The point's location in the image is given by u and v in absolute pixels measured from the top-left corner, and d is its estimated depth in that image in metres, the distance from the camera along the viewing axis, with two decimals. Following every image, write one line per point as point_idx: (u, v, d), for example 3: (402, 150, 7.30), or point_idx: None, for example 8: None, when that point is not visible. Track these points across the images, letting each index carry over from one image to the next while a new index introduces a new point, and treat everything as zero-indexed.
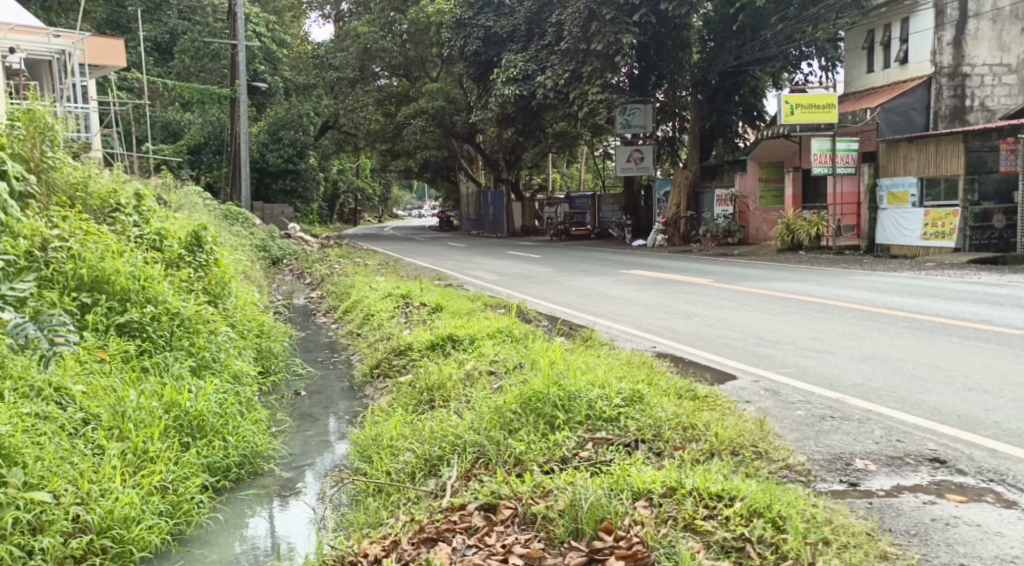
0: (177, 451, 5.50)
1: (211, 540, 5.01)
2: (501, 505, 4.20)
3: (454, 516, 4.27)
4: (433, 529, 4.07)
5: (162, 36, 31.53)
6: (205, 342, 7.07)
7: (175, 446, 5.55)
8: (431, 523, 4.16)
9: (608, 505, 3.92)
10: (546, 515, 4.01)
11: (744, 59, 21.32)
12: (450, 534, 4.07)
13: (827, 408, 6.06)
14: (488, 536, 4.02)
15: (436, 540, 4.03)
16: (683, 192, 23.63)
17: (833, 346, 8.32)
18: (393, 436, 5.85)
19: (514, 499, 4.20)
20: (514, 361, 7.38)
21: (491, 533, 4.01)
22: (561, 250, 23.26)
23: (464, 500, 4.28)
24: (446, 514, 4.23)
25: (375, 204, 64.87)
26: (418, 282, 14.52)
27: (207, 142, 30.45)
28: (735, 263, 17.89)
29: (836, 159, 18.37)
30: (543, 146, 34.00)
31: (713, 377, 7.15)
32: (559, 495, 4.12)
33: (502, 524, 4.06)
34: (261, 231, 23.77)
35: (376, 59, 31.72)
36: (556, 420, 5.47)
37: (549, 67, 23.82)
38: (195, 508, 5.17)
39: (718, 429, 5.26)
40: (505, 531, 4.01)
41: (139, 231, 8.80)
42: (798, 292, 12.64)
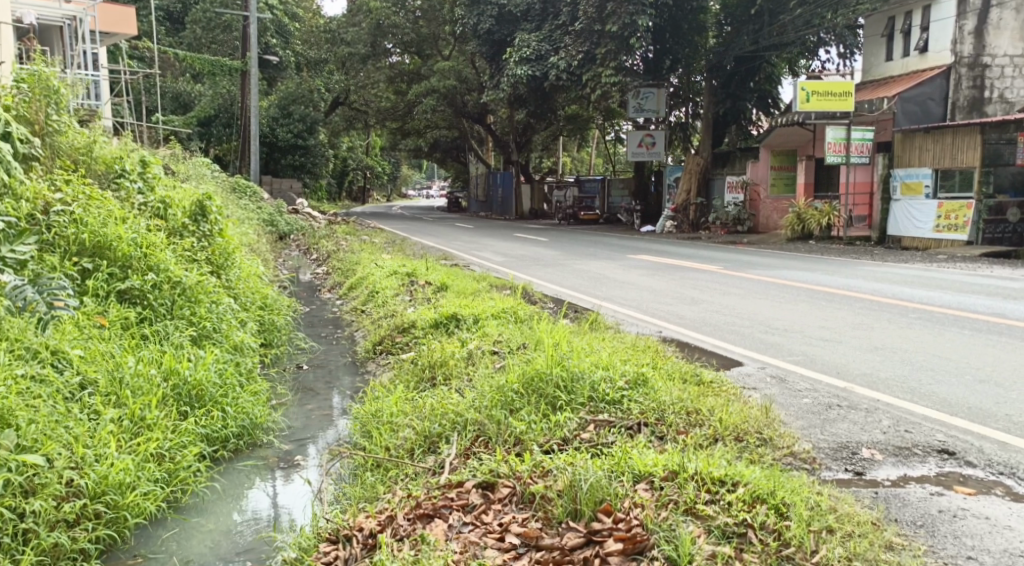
0: (175, 419, 5.48)
1: (208, 509, 5.00)
2: (499, 483, 4.14)
3: (451, 493, 4.21)
4: (428, 505, 4.03)
5: (173, 6, 31.85)
6: (207, 312, 7.03)
7: (176, 416, 5.52)
8: (428, 499, 4.10)
9: (607, 486, 3.86)
10: (543, 493, 3.94)
11: (760, 45, 21.11)
12: (447, 511, 4.02)
13: (833, 397, 5.99)
14: (484, 514, 3.98)
15: (432, 517, 3.97)
16: (693, 178, 23.68)
17: (841, 335, 8.25)
18: (391, 415, 5.84)
19: (513, 477, 4.14)
20: (517, 342, 7.33)
21: (489, 511, 3.97)
22: (570, 234, 23.20)
23: (461, 477, 4.23)
24: (444, 490, 4.17)
25: (385, 183, 64.80)
26: (424, 261, 14.47)
27: (216, 116, 30.41)
28: (744, 251, 17.78)
29: (850, 148, 18.23)
30: (554, 128, 33.83)
31: (719, 363, 7.10)
32: (559, 474, 4.06)
33: (499, 502, 4.01)
34: (268, 205, 23.77)
35: (388, 35, 31.63)
36: (557, 401, 5.43)
37: (563, 47, 23.65)
38: (191, 477, 5.15)
39: (722, 415, 5.20)
40: (503, 510, 3.95)
41: (143, 198, 8.70)
42: (806, 281, 12.55)
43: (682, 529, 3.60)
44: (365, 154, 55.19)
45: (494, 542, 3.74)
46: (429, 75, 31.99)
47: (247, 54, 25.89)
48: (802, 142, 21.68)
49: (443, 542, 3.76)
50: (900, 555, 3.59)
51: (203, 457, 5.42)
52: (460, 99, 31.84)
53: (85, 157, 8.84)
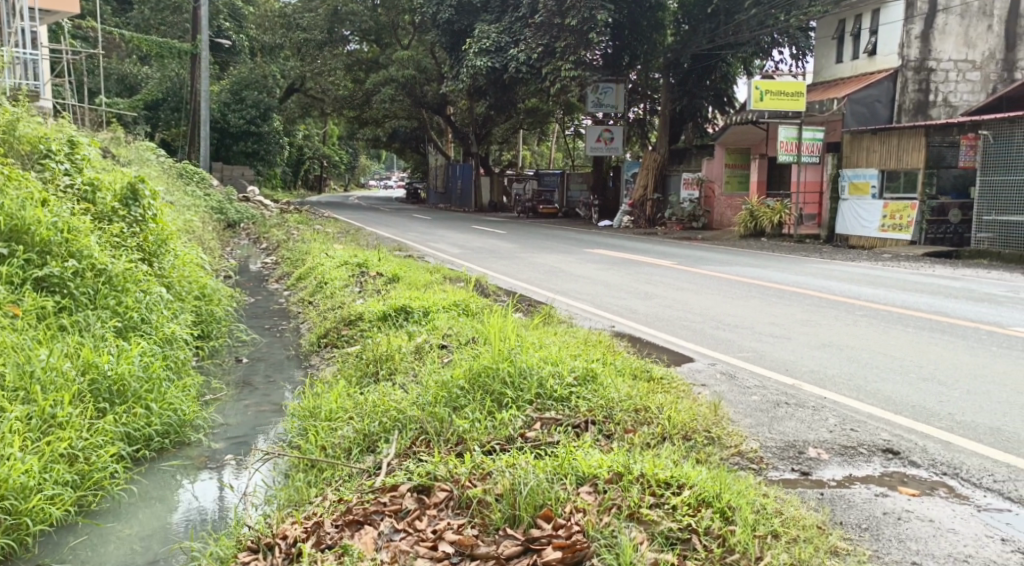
0: (90, 417, 5.33)
1: (126, 512, 4.84)
2: (436, 487, 3.95)
3: (385, 497, 4.02)
4: (357, 511, 3.83)
5: None
6: (134, 303, 6.85)
7: (90, 416, 5.35)
8: (360, 505, 3.90)
9: (544, 489, 3.70)
10: (481, 498, 3.76)
11: (717, 44, 21.09)
12: (378, 517, 3.82)
13: (782, 394, 5.94)
14: (418, 520, 3.78)
15: (362, 523, 3.77)
16: (650, 174, 23.61)
17: (791, 332, 8.24)
18: (330, 413, 5.66)
19: (450, 481, 3.95)
20: (467, 336, 7.08)
21: (423, 517, 3.77)
22: (526, 227, 23.10)
23: (396, 480, 4.04)
24: (377, 495, 3.97)
25: (342, 173, 64.15)
26: (377, 252, 14.24)
27: (164, 100, 29.79)
28: (697, 246, 17.84)
29: (801, 148, 18.33)
30: (513, 121, 33.66)
31: (667, 358, 7.03)
32: (498, 477, 3.88)
33: (435, 507, 3.82)
34: (217, 192, 23.34)
35: (345, 22, 31.26)
36: (503, 398, 5.25)
37: (523, 40, 23.48)
38: (106, 478, 5.00)
39: (671, 412, 5.11)
40: (438, 515, 3.77)
41: (70, 180, 8.34)
42: (759, 277, 12.57)
43: (624, 535, 3.44)
44: (322, 142, 54.61)
45: (426, 551, 3.55)
46: (386, 64, 31.66)
47: (197, 37, 25.46)
48: (756, 141, 21.80)
49: (373, 552, 3.57)
50: (845, 560, 3.46)
51: (120, 458, 5.28)
52: (419, 89, 31.38)
53: (7, 135, 8.48)
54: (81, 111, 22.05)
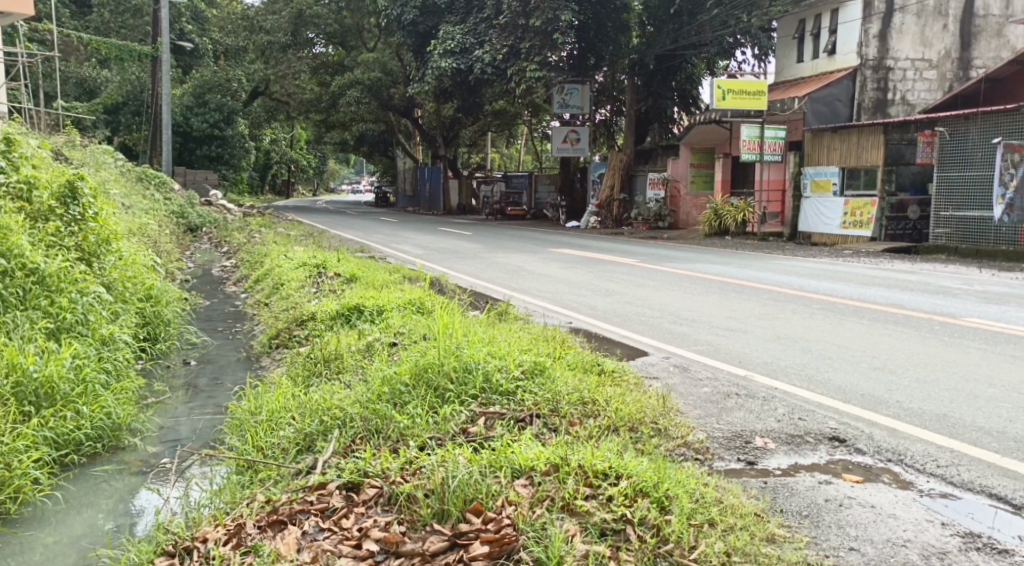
0: (12, 421, 5.33)
1: (46, 522, 4.79)
2: (366, 484, 3.85)
3: (314, 496, 3.92)
4: (280, 511, 3.73)
5: None
6: (69, 302, 6.89)
7: (11, 419, 5.37)
8: (286, 504, 3.81)
9: (475, 482, 3.61)
10: (411, 494, 3.64)
11: (680, 44, 21.09)
12: (304, 516, 3.72)
13: (733, 385, 5.89)
14: (345, 518, 3.66)
15: (286, 524, 3.67)
16: (616, 174, 23.67)
17: (747, 326, 8.21)
18: (272, 415, 5.59)
19: (380, 478, 3.86)
20: (419, 333, 6.90)
21: (351, 514, 3.66)
22: (493, 228, 23.01)
23: (325, 478, 3.93)
24: (303, 494, 3.87)
25: (310, 178, 63.73)
26: (337, 254, 14.07)
27: (126, 104, 29.40)
28: (662, 245, 17.81)
29: (764, 146, 18.33)
30: (481, 123, 33.54)
31: (621, 352, 6.99)
32: (429, 472, 3.79)
33: (364, 505, 3.70)
34: (178, 196, 23.05)
35: (310, 25, 31.04)
36: (445, 393, 5.14)
37: (487, 41, 23.38)
38: (27, 485, 4.98)
39: (618, 404, 5.04)
40: (365, 513, 3.65)
41: (6, 178, 8.44)
42: (720, 274, 12.55)
43: (553, 527, 3.35)
44: (290, 147, 54.15)
45: (350, 549, 3.43)
46: (352, 67, 31.43)
47: (158, 39, 25.15)
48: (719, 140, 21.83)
49: (294, 553, 3.45)
50: (781, 548, 3.39)
51: (42, 464, 5.26)
52: (385, 92, 31.16)
53: None
54: (37, 115, 21.67)
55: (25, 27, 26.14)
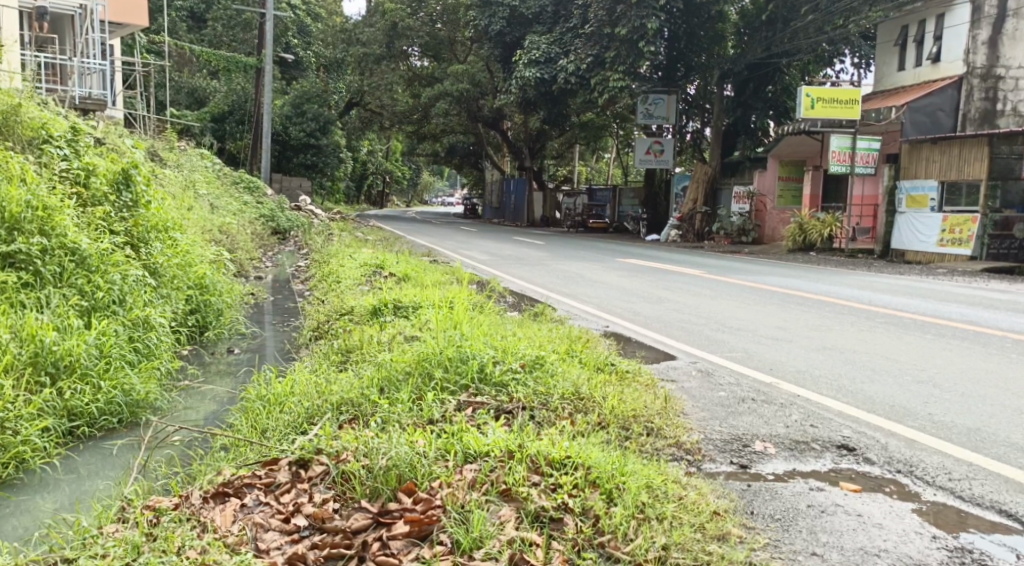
0: (25, 391, 5.47)
1: (40, 488, 4.91)
2: (314, 461, 4.10)
3: (265, 471, 4.19)
4: (225, 484, 4.01)
5: (197, 5, 31.94)
6: (106, 282, 7.15)
7: (24, 390, 5.52)
8: (237, 478, 4.06)
9: (411, 464, 3.90)
10: (349, 472, 3.93)
11: (772, 52, 20.28)
12: (248, 489, 3.99)
13: (752, 391, 5.55)
14: (286, 493, 3.95)
15: (228, 496, 3.93)
16: (700, 187, 23.04)
17: (796, 335, 7.59)
18: (276, 398, 5.64)
19: (328, 454, 4.11)
20: (436, 325, 6.75)
21: (292, 489, 3.95)
22: (572, 239, 22.70)
23: (277, 454, 4.19)
24: (255, 469, 4.13)
25: (404, 189, 64.91)
26: (400, 256, 14.02)
27: (230, 113, 30.34)
28: (741, 259, 17.14)
29: (855, 158, 17.61)
30: (569, 135, 33.26)
31: (649, 358, 6.60)
32: (374, 449, 4.05)
33: (309, 480, 3.99)
34: (271, 201, 23.60)
35: (404, 38, 31.20)
36: (434, 380, 5.01)
37: (573, 50, 22.96)
38: (28, 453, 5.11)
39: (614, 401, 4.81)
40: (307, 490, 3.93)
41: (68, 165, 8.82)
42: (785, 284, 11.88)
43: (483, 511, 3.63)
44: (384, 158, 55.17)
45: (278, 524, 3.73)
46: (443, 78, 31.54)
47: (262, 52, 26.09)
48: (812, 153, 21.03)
49: (228, 524, 3.75)
50: (730, 546, 3.55)
51: (50, 432, 5.40)
52: (475, 103, 31.15)
53: (12, 120, 9.18)
54: (147, 119, 22.74)
55: (138, 39, 27.30)
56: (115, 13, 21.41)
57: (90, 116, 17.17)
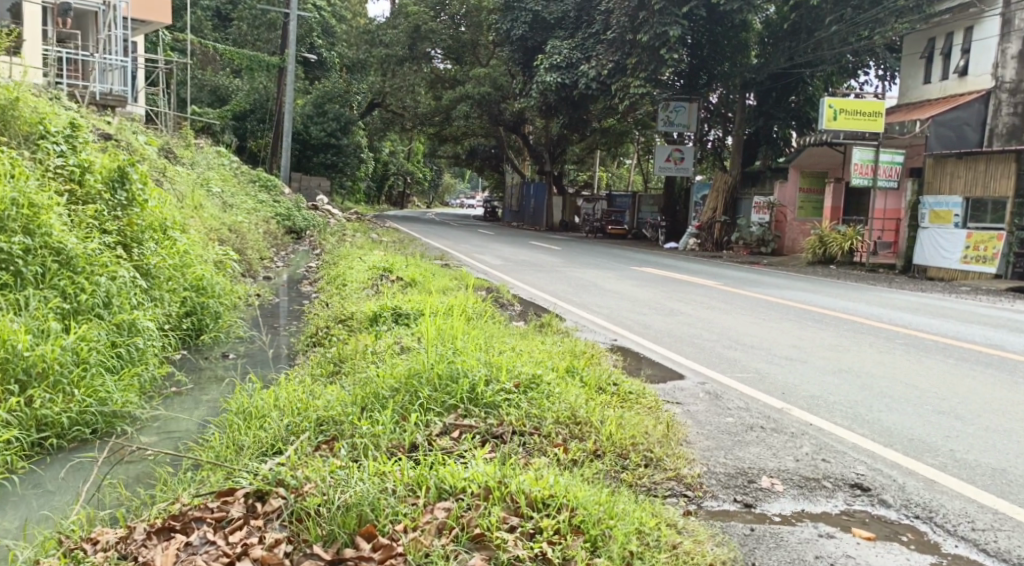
0: None
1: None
2: (273, 495, 3.95)
3: (221, 502, 4.03)
4: (173, 519, 3.87)
5: (223, 5, 31.90)
6: (91, 284, 7.00)
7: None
8: (187, 510, 3.95)
9: (375, 503, 3.76)
10: (311, 509, 3.79)
11: (796, 61, 19.77)
12: (198, 524, 3.86)
13: (761, 417, 5.23)
14: (238, 531, 3.80)
15: (173, 531, 3.82)
16: (720, 196, 22.33)
17: (810, 356, 7.22)
18: (258, 412, 5.43)
19: (290, 488, 3.94)
20: (431, 334, 6.44)
21: (245, 527, 3.78)
22: (589, 245, 22.31)
23: (234, 484, 4.04)
24: (208, 501, 3.98)
25: (425, 190, 65.10)
26: (410, 260, 13.72)
27: (252, 111, 30.22)
28: (760, 270, 16.69)
29: (878, 171, 17.10)
30: (589, 141, 32.89)
31: (654, 377, 6.25)
32: (335, 485, 3.90)
33: (263, 517, 3.83)
34: (288, 200, 23.42)
35: (427, 40, 31.01)
36: (421, 399, 4.73)
37: (594, 55, 22.50)
38: None
39: (613, 427, 4.52)
40: (261, 527, 3.78)
41: (63, 162, 8.68)
42: (803, 298, 11.48)
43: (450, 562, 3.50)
44: (406, 159, 55.14)
45: None
46: (464, 80, 31.25)
47: (285, 52, 25.97)
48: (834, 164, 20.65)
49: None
50: None
51: (13, 446, 5.36)
52: (495, 106, 30.79)
53: (8, 116, 9.13)
54: (168, 117, 22.63)
55: (164, 37, 27.23)
56: (139, 10, 21.36)
57: (108, 113, 17.04)
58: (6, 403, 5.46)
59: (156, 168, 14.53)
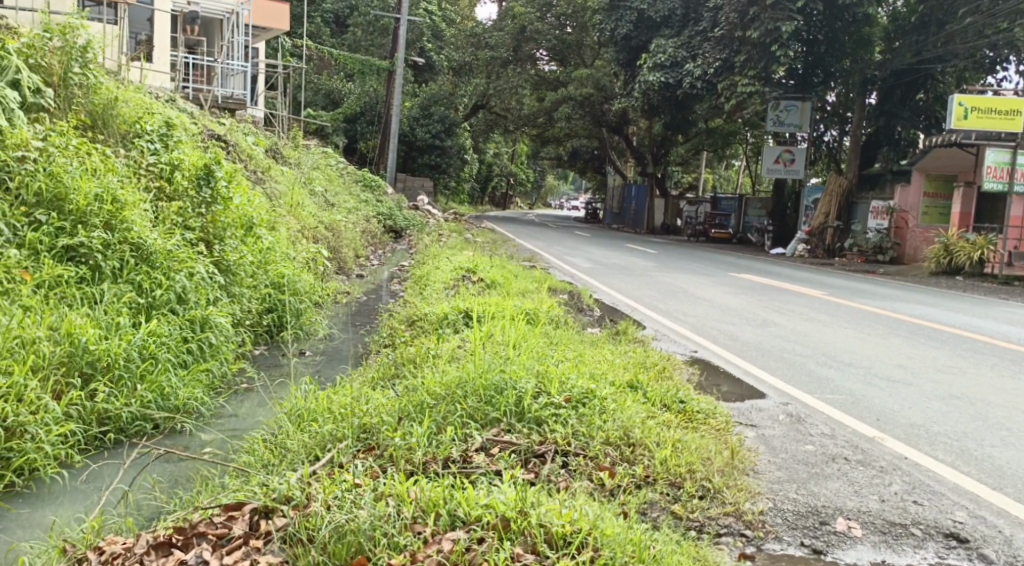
0: (48, 392, 5.25)
1: (44, 501, 4.72)
2: (275, 513, 3.94)
3: (228, 515, 4.06)
4: (176, 534, 3.92)
5: (343, 10, 32.18)
6: (167, 280, 6.85)
7: (49, 395, 5.25)
8: (198, 523, 3.99)
9: (371, 534, 3.68)
10: (304, 534, 3.75)
11: (923, 57, 18.39)
12: (199, 541, 3.90)
13: (849, 447, 4.69)
14: (237, 550, 3.81)
15: (171, 548, 3.86)
16: (833, 200, 21.10)
17: (916, 377, 6.50)
18: (306, 416, 5.17)
19: (290, 509, 3.89)
20: (495, 336, 6.10)
21: (242, 548, 3.78)
22: (692, 250, 21.45)
23: (242, 499, 4.06)
24: (216, 514, 4.02)
25: (527, 191, 65.21)
26: (497, 261, 13.33)
27: (361, 114, 30.34)
28: (873, 280, 15.58)
29: (1014, 174, 15.73)
30: (695, 142, 31.88)
31: (731, 395, 5.70)
32: (336, 506, 3.85)
33: (263, 536, 3.81)
34: (390, 200, 23.49)
35: (532, 41, 30.64)
36: (462, 415, 4.51)
37: (701, 54, 21.56)
38: (41, 461, 4.92)
39: (670, 453, 4.27)
40: (259, 550, 3.75)
41: (154, 159, 8.58)
42: (910, 307, 10.64)
43: None
44: (510, 161, 55.22)
45: None
46: (568, 81, 30.70)
47: (394, 55, 26.08)
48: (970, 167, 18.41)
49: None
50: None
51: (70, 440, 5.15)
52: (599, 107, 30.13)
53: (106, 115, 9.05)
54: (281, 119, 22.96)
55: (279, 42, 27.75)
56: (258, 17, 21.84)
57: (226, 115, 17.39)
58: (67, 397, 5.26)
59: (258, 168, 14.71)
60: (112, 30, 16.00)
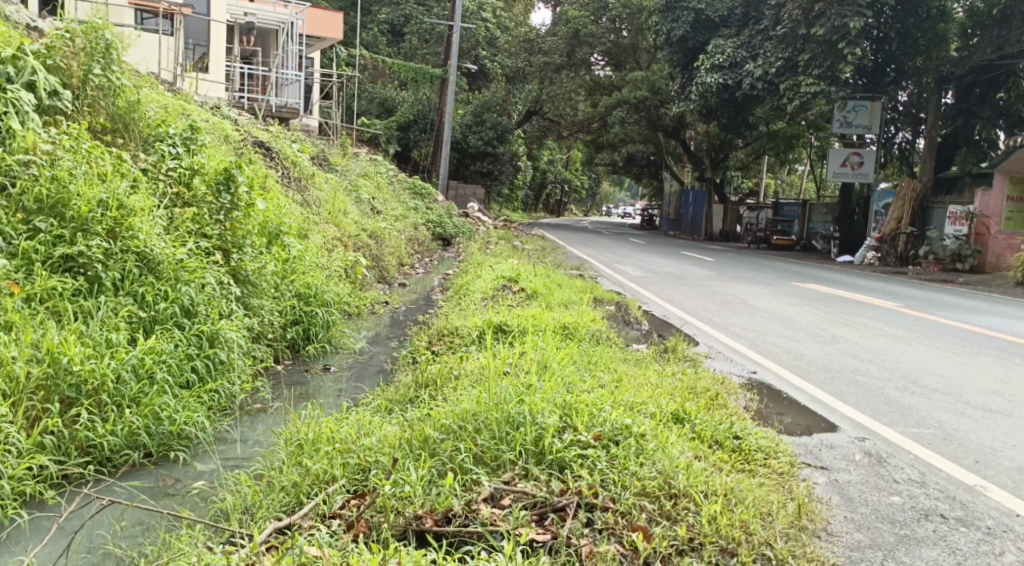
0: (17, 421, 4.70)
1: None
2: None
3: None
4: None
5: (397, 19, 31.48)
6: (174, 292, 6.29)
7: (22, 423, 4.73)
8: None
9: None
10: None
11: (1004, 53, 17.12)
12: None
13: (938, 503, 4.00)
14: None
15: None
16: (906, 205, 19.60)
17: (1013, 404, 5.66)
18: (301, 449, 4.52)
19: None
20: (524, 355, 5.40)
21: None
22: (753, 257, 20.41)
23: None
24: None
25: (581, 199, 64.32)
26: (542, 269, 12.58)
27: (415, 122, 29.87)
28: (953, 290, 14.40)
29: None
30: (757, 146, 30.68)
31: (795, 427, 4.94)
32: None
33: None
34: (440, 207, 22.87)
35: (586, 45, 29.70)
36: (473, 459, 3.97)
37: (761, 53, 20.47)
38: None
39: (723, 509, 3.70)
40: None
41: (175, 163, 8.01)
42: (993, 319, 9.66)
43: None
44: (565, 168, 54.45)
45: None
46: (623, 86, 29.75)
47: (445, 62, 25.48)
48: None
49: None
50: None
51: (40, 474, 4.65)
52: (655, 112, 29.08)
53: (129, 118, 8.46)
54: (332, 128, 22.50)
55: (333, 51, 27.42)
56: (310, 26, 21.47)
57: (276, 123, 17.00)
58: (41, 426, 4.73)
59: (302, 175, 14.14)
60: (167, 41, 15.81)
